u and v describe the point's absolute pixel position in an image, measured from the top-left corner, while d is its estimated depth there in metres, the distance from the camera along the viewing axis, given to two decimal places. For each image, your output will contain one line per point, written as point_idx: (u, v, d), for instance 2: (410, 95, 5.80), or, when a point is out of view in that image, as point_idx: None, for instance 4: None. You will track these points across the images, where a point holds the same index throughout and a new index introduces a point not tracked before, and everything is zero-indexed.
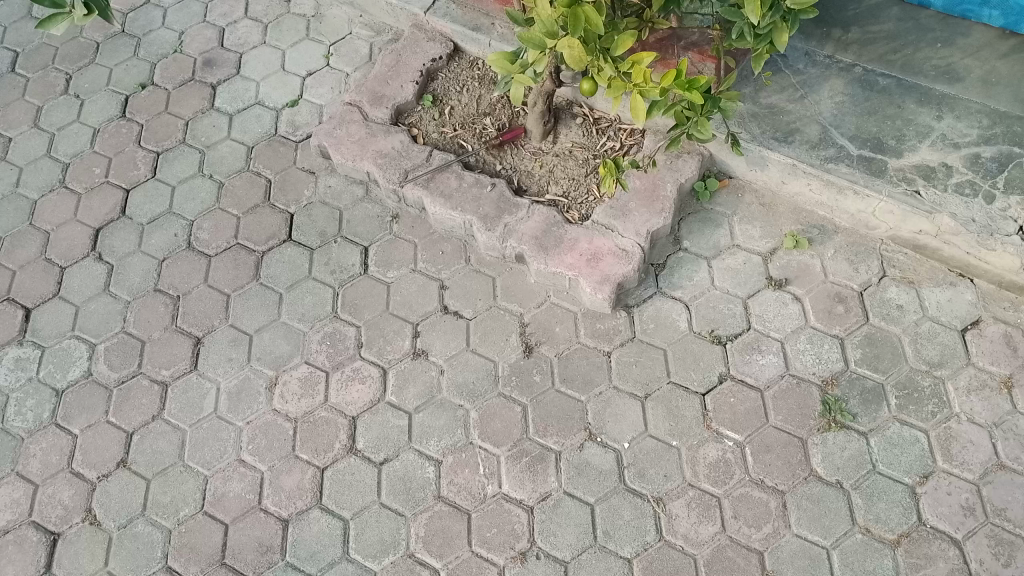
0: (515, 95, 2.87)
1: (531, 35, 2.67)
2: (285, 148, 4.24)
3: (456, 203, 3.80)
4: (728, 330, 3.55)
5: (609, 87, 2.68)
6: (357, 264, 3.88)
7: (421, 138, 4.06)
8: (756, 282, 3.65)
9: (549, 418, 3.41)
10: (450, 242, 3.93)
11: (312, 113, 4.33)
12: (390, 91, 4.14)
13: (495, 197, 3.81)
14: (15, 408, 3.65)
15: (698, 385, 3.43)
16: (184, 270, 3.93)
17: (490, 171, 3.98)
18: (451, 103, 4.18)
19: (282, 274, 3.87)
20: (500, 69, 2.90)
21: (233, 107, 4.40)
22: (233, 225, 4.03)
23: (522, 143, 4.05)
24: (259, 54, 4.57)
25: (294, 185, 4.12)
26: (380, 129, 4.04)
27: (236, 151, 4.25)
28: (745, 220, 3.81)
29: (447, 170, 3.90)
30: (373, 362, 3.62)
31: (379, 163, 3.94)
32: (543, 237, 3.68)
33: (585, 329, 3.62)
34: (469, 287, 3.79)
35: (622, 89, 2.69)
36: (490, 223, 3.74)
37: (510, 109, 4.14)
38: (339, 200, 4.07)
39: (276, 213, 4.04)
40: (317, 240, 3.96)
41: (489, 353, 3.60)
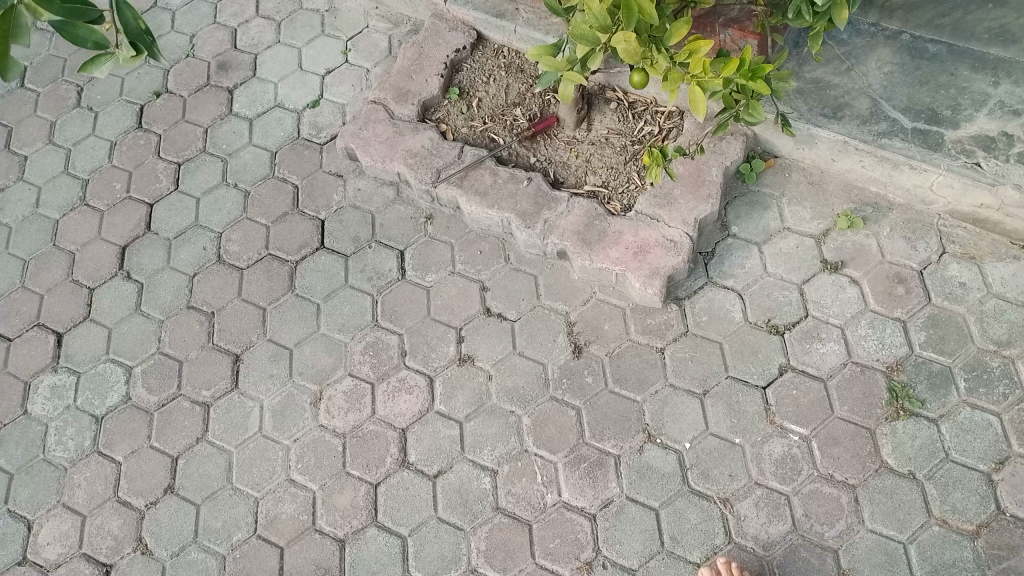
0: (564, 93, 2.69)
1: (580, 31, 2.49)
2: (309, 151, 4.08)
3: (493, 200, 3.67)
4: (786, 319, 3.41)
5: (664, 79, 2.50)
6: (394, 269, 3.77)
7: (450, 134, 3.90)
8: (811, 266, 3.50)
9: (605, 422, 3.29)
10: (488, 241, 3.79)
11: (334, 113, 4.16)
12: (414, 86, 3.97)
13: (531, 192, 3.68)
14: (56, 437, 3.58)
15: (758, 378, 3.31)
16: (216, 285, 3.81)
17: (524, 164, 3.83)
18: (478, 95, 4.00)
19: (318, 283, 3.76)
20: (545, 68, 2.73)
21: (253, 111, 4.24)
22: (264, 234, 3.90)
23: (556, 132, 3.89)
24: (275, 54, 4.40)
25: (323, 190, 3.97)
26: (408, 127, 3.88)
27: (260, 157, 4.11)
28: (794, 201, 3.64)
29: (480, 165, 3.76)
30: (419, 371, 3.51)
31: (409, 163, 3.79)
32: (586, 231, 3.56)
33: (635, 325, 3.49)
34: (512, 287, 3.66)
35: (678, 81, 2.51)
36: (530, 219, 3.61)
37: (541, 97, 3.96)
38: (370, 203, 3.92)
39: (306, 220, 3.91)
40: (352, 246, 3.83)
41: (537, 356, 3.47)
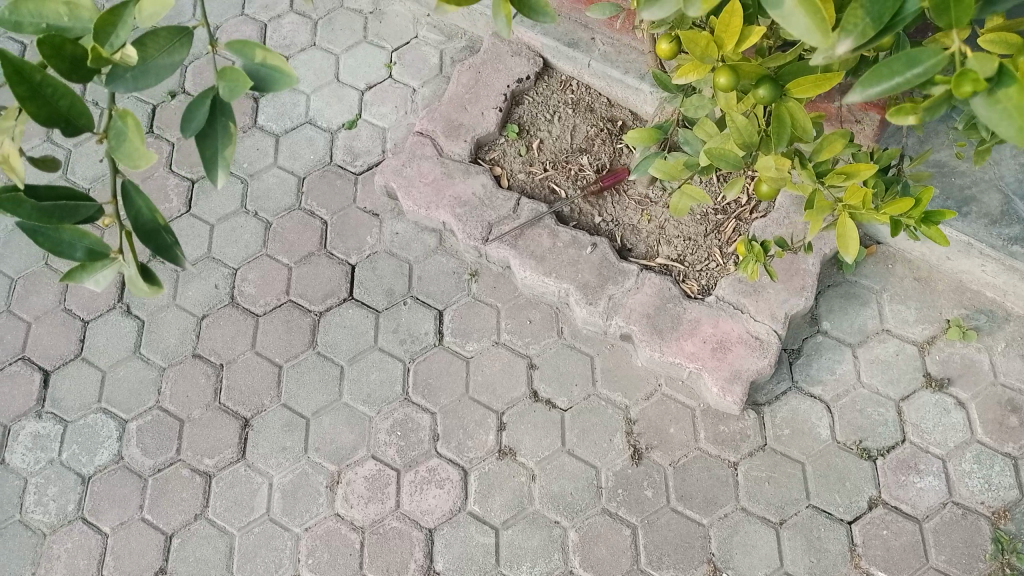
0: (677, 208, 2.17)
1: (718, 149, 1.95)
2: (342, 180, 3.59)
3: (550, 266, 3.17)
4: (879, 442, 2.98)
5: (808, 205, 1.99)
6: (431, 333, 3.29)
7: (505, 180, 3.38)
8: (912, 380, 3.05)
9: (665, 546, 2.91)
10: (539, 309, 3.30)
11: (373, 138, 3.66)
12: (468, 119, 3.44)
13: (596, 261, 3.17)
14: (36, 497, 3.14)
15: (844, 512, 2.90)
16: (228, 332, 3.35)
17: (586, 224, 3.30)
18: (540, 135, 3.46)
19: (344, 342, 3.31)
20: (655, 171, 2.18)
21: (280, 126, 3.73)
22: (285, 276, 3.43)
23: (626, 188, 3.36)
24: (310, 60, 3.87)
25: (356, 230, 3.49)
26: (457, 168, 3.36)
27: (285, 183, 3.61)
28: (898, 298, 3.16)
29: (536, 224, 3.25)
30: (452, 462, 3.09)
31: (457, 214, 3.28)
32: (656, 316, 3.07)
33: (705, 431, 3.05)
34: (565, 368, 3.19)
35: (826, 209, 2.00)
36: (592, 294, 3.12)
37: (612, 145, 3.42)
38: (408, 250, 3.44)
39: (333, 265, 3.43)
40: (384, 301, 3.36)
41: (589, 457, 3.05)
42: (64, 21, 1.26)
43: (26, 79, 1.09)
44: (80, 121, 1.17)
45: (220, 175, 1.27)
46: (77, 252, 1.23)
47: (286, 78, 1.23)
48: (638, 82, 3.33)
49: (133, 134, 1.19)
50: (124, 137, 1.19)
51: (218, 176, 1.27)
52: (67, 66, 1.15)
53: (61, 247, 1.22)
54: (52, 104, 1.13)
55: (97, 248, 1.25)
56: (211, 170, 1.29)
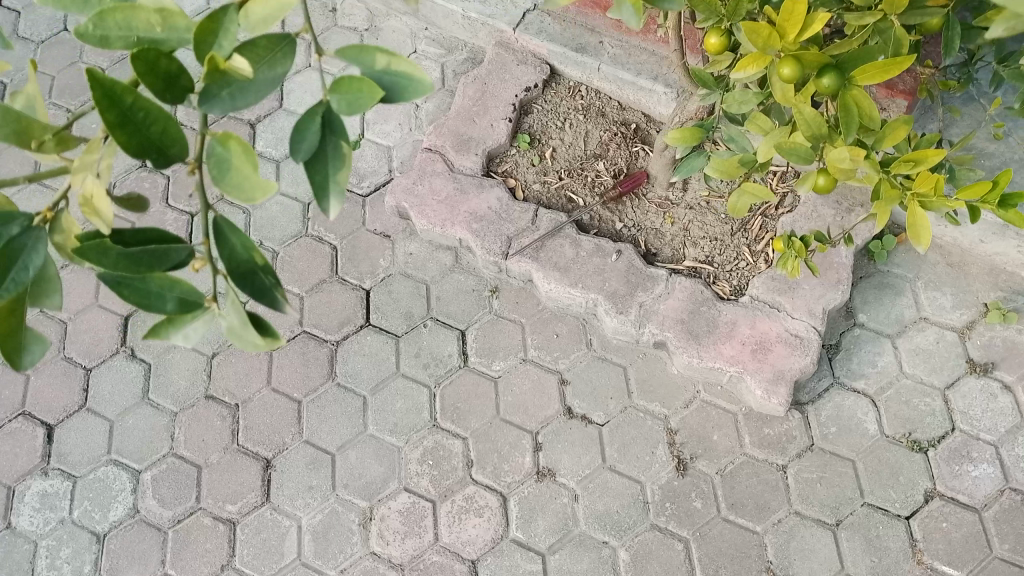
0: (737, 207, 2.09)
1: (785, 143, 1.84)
2: (349, 204, 3.46)
3: (575, 277, 3.06)
4: (928, 433, 2.88)
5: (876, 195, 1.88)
6: (455, 354, 3.16)
7: (520, 192, 3.27)
8: (955, 367, 2.96)
9: (720, 558, 2.78)
10: (566, 322, 3.18)
11: (378, 158, 3.54)
12: (477, 131, 3.33)
13: (622, 268, 3.06)
14: (47, 560, 2.94)
15: (900, 507, 2.79)
16: (241, 370, 3.20)
17: (607, 231, 3.21)
18: (552, 143, 3.36)
19: (364, 370, 3.16)
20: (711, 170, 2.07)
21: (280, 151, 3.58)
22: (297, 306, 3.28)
23: (644, 191, 3.28)
24: (306, 82, 3.75)
25: (367, 254, 3.36)
26: (470, 183, 3.24)
27: (289, 210, 3.47)
28: (932, 285, 3.09)
29: (556, 235, 3.13)
30: (489, 488, 2.95)
31: (474, 229, 3.16)
32: (690, 321, 2.96)
33: (750, 435, 2.95)
34: (598, 381, 3.07)
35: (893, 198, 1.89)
36: (621, 303, 3.00)
37: (627, 148, 3.33)
38: (424, 270, 3.32)
39: (348, 291, 3.30)
40: (403, 325, 3.23)
41: (632, 472, 2.92)
42: (156, 31, 1.05)
43: (117, 100, 0.91)
44: (173, 150, 0.99)
45: (333, 202, 1.02)
46: (168, 304, 1.06)
47: (423, 86, 1.01)
48: (652, 82, 3.29)
49: (240, 162, 0.99)
50: (227, 165, 0.99)
51: (330, 204, 1.02)
52: (162, 82, 0.96)
53: (151, 301, 1.04)
54: (143, 131, 0.95)
55: (189, 298, 1.07)
56: (323, 198, 1.02)
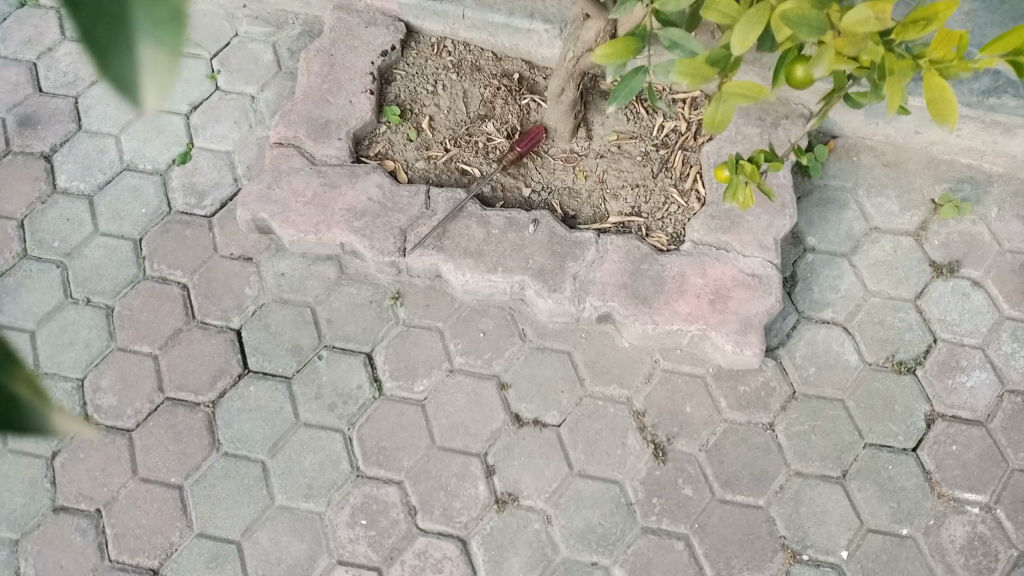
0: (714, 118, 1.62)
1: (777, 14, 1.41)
2: (191, 230, 2.88)
3: (490, 263, 2.56)
4: (912, 350, 2.59)
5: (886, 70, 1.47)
6: (366, 385, 2.62)
7: (402, 174, 2.77)
8: (919, 273, 2.69)
9: (728, 547, 2.36)
10: (490, 316, 2.69)
11: (216, 168, 2.98)
12: (335, 111, 2.81)
13: (543, 239, 2.59)
14: None
15: (905, 440, 2.48)
16: (96, 465, 2.56)
17: (513, 202, 2.75)
18: (427, 112, 2.87)
19: (255, 431, 2.59)
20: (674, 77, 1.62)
21: (92, 183, 2.99)
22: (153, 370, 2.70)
23: (546, 148, 2.83)
24: (108, 93, 3.15)
25: (228, 286, 2.78)
26: (341, 174, 2.71)
27: (117, 253, 2.87)
28: (874, 191, 2.81)
29: (454, 219, 2.63)
30: (443, 533, 2.41)
31: (358, 228, 2.61)
32: (634, 283, 2.53)
33: (725, 397, 2.53)
34: (544, 376, 2.58)
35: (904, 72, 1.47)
36: (552, 279, 2.53)
37: (516, 103, 2.88)
38: (304, 290, 2.76)
39: (213, 336, 2.72)
40: (293, 364, 2.67)
41: (607, 473, 2.44)
42: None
43: None
44: None
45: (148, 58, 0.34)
46: None
47: None
48: (529, 21, 2.85)
49: None
50: None
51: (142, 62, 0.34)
52: None
53: None
54: None
55: None
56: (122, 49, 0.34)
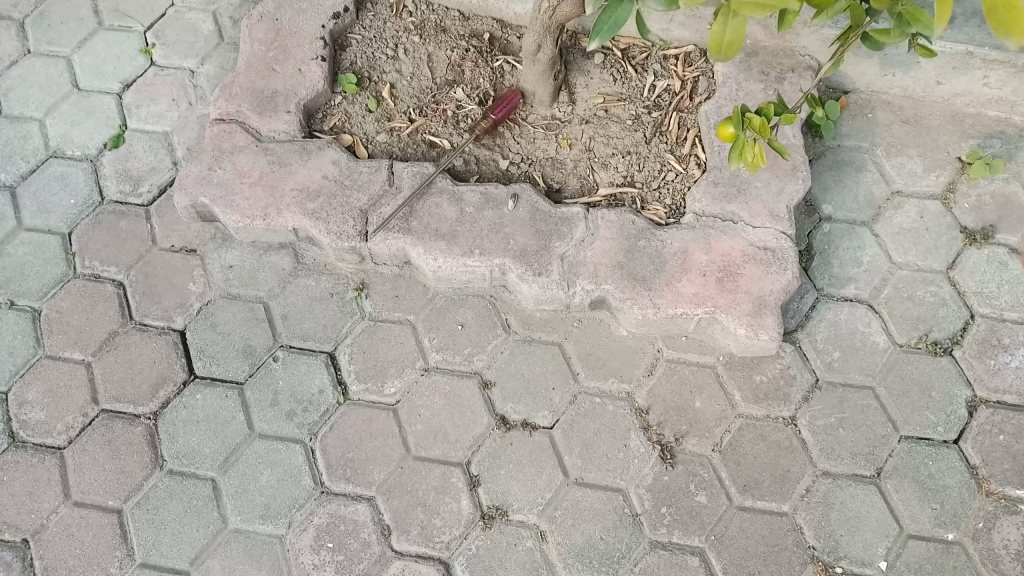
0: None
1: None
2: (126, 221, 2.55)
3: (465, 245, 2.23)
4: (948, 328, 2.28)
5: None
6: (329, 388, 2.29)
7: (362, 149, 2.45)
8: (951, 241, 2.38)
9: (751, 562, 2.04)
10: (468, 306, 2.36)
11: (152, 151, 2.65)
12: (283, 81, 2.48)
13: (525, 216, 2.27)
14: None
15: (945, 431, 2.17)
16: (22, 490, 2.24)
17: (490, 175, 2.43)
18: (389, 79, 2.54)
19: (203, 444, 2.25)
20: None
21: (15, 173, 2.66)
22: (86, 378, 2.36)
23: (522, 116, 2.51)
24: (31, 75, 2.82)
25: (170, 282, 2.46)
26: (293, 149, 2.38)
27: (45, 249, 2.53)
28: (895, 151, 2.50)
29: (422, 196, 2.30)
30: (421, 557, 2.08)
31: (313, 210, 2.28)
32: (630, 262, 2.20)
33: (739, 389, 2.21)
34: (532, 371, 2.25)
35: None
36: (535, 261, 2.21)
37: (487, 65, 2.54)
38: (256, 283, 2.44)
39: (153, 339, 2.40)
40: (247, 368, 2.34)
41: (608, 480, 2.12)
42: None
43: None
44: None
45: None
46: None
47: None
48: None
49: None
50: None
51: None
52: None
53: None
54: None
55: None
56: None
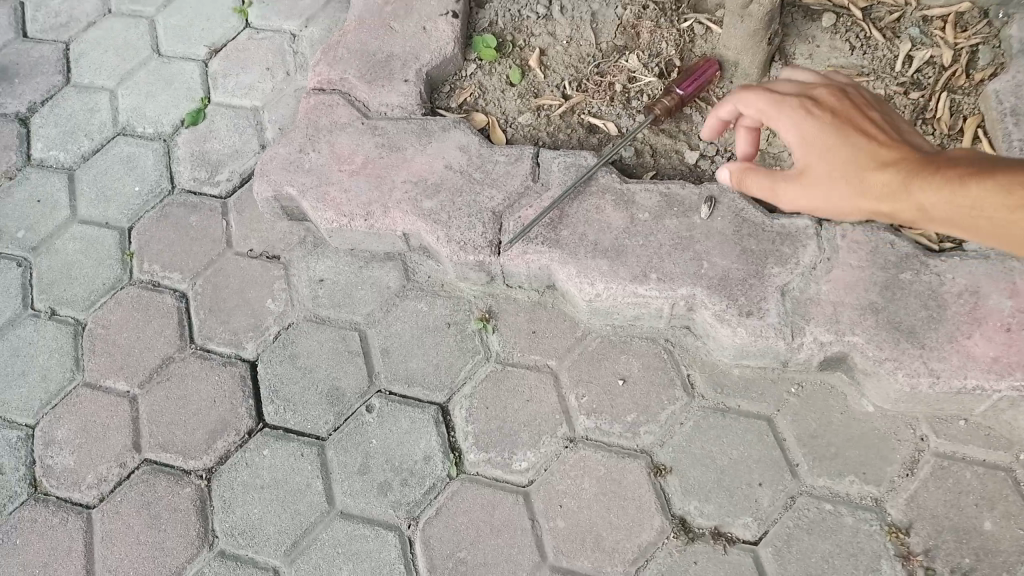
0: None
1: None
2: (197, 217, 2.01)
3: (638, 267, 1.55)
4: None
5: None
6: (438, 455, 1.66)
7: (498, 133, 1.81)
8: None
9: None
10: (636, 353, 1.69)
11: (236, 130, 2.11)
12: (401, 42, 1.90)
13: (723, 229, 1.57)
14: None
15: None
16: (37, 560, 1.71)
17: (669, 172, 1.72)
18: (538, 44, 1.91)
19: (267, 520, 1.67)
20: None
21: (75, 150, 2.16)
22: (130, 417, 1.82)
23: (717, 95, 1.79)
24: (108, 36, 2.34)
25: (242, 298, 1.90)
26: (408, 130, 1.77)
27: (99, 246, 2.03)
28: None
29: (575, 199, 1.64)
30: None
31: (431, 212, 1.67)
32: (887, 303, 1.48)
33: None
34: (735, 456, 1.57)
35: None
36: (742, 295, 1.50)
37: (671, 27, 1.86)
38: (351, 305, 1.85)
39: (216, 371, 1.83)
40: (334, 420, 1.74)
41: None
42: None
43: None
44: None
45: None
46: None
47: None
48: None
49: None
50: None
51: None
52: None
53: None
54: None
55: None
56: None
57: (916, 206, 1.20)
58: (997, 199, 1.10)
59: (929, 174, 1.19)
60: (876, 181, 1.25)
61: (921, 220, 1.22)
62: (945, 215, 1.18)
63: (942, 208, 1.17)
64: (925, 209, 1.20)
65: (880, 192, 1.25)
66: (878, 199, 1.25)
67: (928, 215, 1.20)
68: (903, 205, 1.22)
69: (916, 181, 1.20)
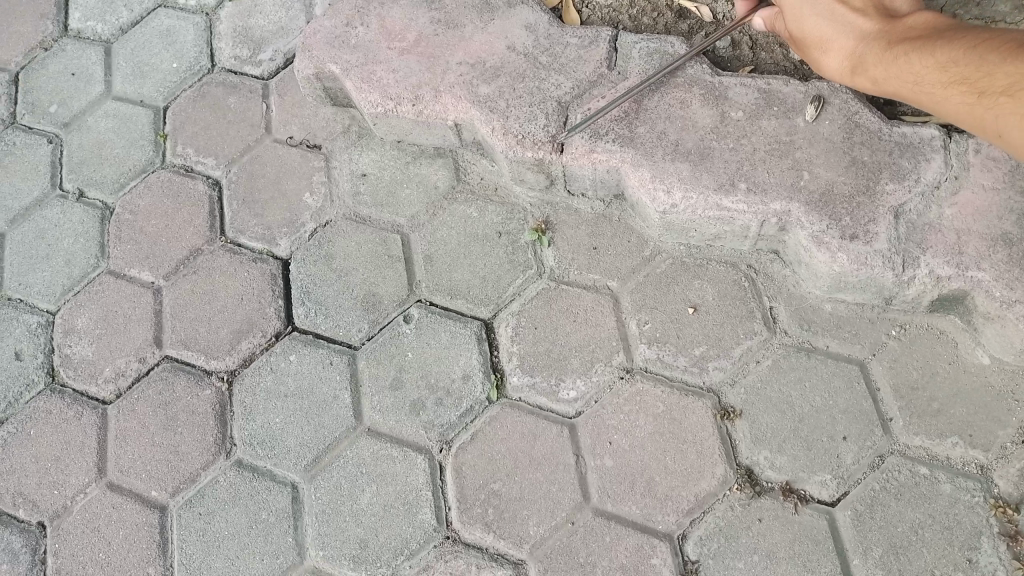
0: None
1: None
2: (236, 98, 1.85)
3: (725, 175, 1.34)
4: None
5: None
6: (477, 375, 1.49)
7: (572, 14, 1.59)
8: None
9: None
10: (711, 278, 1.47)
11: (284, 6, 1.93)
12: None
13: (830, 140, 1.33)
14: None
15: None
16: (50, 453, 1.61)
17: (771, 68, 1.49)
18: None
19: (289, 432, 1.53)
20: None
21: (114, 23, 2.01)
22: (152, 309, 1.68)
23: None
24: None
25: (278, 190, 1.73)
26: (469, 5, 1.56)
27: (131, 125, 1.87)
28: None
29: (656, 92, 1.42)
30: None
31: (489, 100, 1.46)
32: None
33: None
34: (817, 403, 1.36)
35: None
36: (848, 219, 1.28)
37: None
38: (395, 205, 1.66)
39: (245, 266, 1.68)
40: (367, 328, 1.58)
41: None
42: None
43: None
44: None
45: None
46: None
47: None
48: None
49: None
50: None
51: None
52: None
53: None
54: None
55: None
56: None
57: (872, 80, 1.22)
58: (934, 79, 1.11)
59: (884, 47, 1.19)
60: (843, 55, 1.26)
61: (882, 93, 1.23)
62: (896, 88, 1.19)
63: (891, 82, 1.19)
64: (880, 83, 1.21)
65: (846, 66, 1.26)
66: (845, 72, 1.26)
67: (884, 87, 1.21)
68: (865, 78, 1.24)
69: (874, 57, 1.20)
